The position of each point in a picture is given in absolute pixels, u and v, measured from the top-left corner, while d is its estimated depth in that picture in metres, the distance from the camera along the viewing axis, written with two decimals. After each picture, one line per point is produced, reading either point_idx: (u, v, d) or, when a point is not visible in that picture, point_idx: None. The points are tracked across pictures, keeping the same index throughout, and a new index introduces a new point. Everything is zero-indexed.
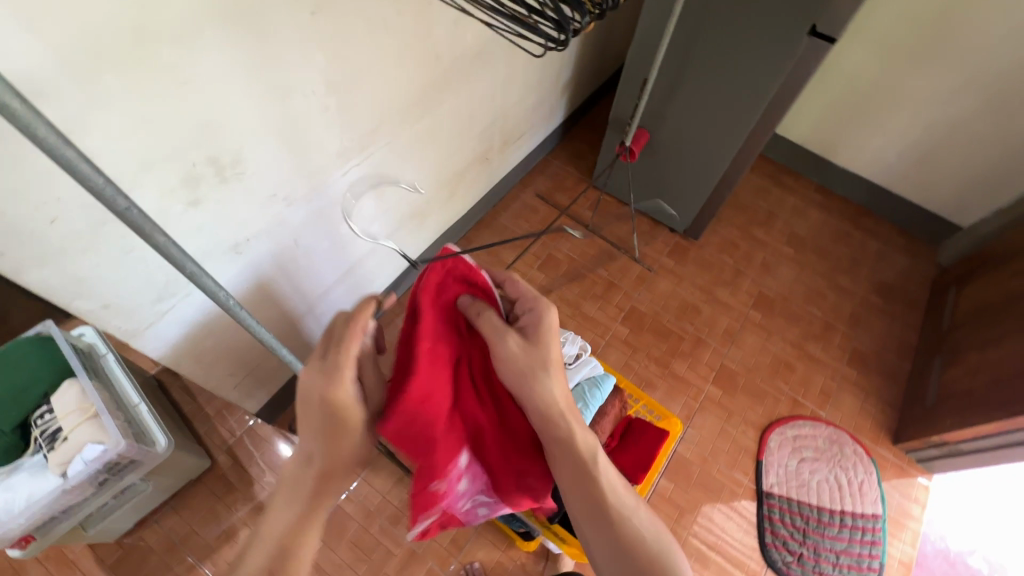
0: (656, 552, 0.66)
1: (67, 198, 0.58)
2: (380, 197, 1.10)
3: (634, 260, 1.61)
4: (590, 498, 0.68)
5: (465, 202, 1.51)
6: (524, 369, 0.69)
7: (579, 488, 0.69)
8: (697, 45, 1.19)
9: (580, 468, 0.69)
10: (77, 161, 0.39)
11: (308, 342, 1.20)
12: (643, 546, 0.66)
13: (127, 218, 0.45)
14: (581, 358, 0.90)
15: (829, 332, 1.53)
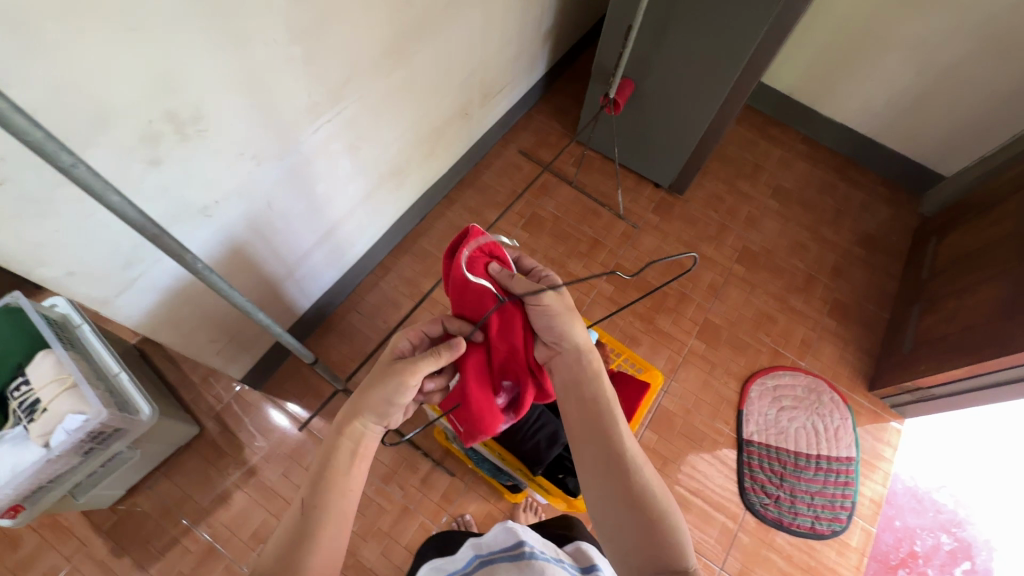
0: (662, 512, 0.60)
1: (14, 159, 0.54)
2: (356, 155, 1.06)
3: (619, 217, 1.60)
4: (602, 442, 0.63)
5: (446, 160, 1.47)
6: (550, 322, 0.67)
7: (592, 431, 0.64)
8: None
9: (593, 411, 0.65)
10: (10, 113, 0.37)
11: (289, 306, 1.19)
12: (650, 502, 0.60)
13: (75, 176, 0.45)
14: None
15: (811, 284, 1.54)
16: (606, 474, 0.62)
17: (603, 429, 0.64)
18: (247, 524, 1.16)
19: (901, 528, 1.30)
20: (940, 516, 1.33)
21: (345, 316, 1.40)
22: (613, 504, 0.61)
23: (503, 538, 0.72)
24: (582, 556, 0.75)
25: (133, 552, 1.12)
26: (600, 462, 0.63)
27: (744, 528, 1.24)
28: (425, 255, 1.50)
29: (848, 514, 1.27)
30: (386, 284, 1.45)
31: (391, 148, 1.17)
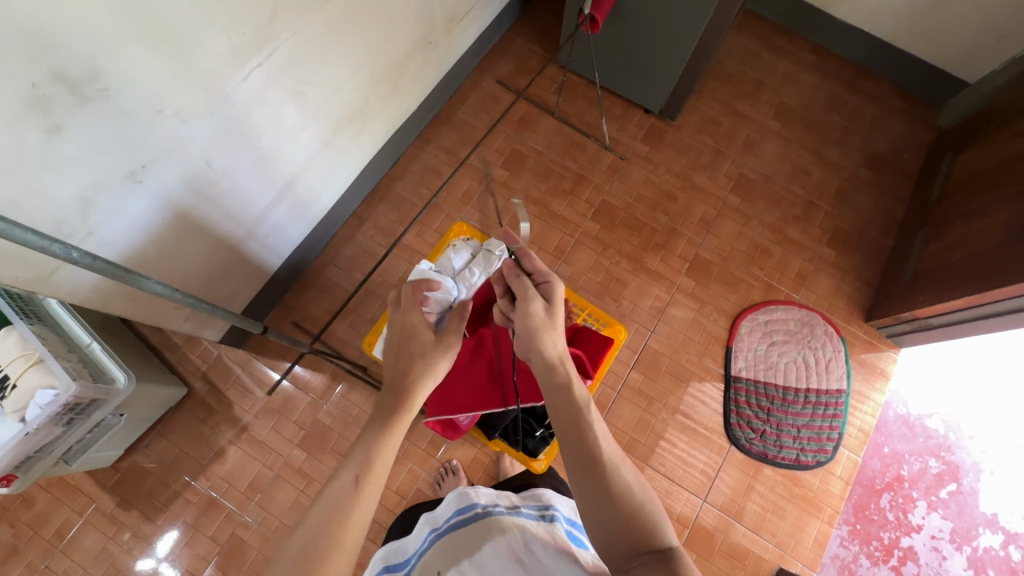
0: (639, 505, 0.58)
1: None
2: (303, 101, 0.97)
3: (606, 148, 1.49)
4: (580, 442, 0.61)
5: (414, 96, 1.36)
6: (528, 328, 0.67)
7: (571, 426, 0.62)
8: None
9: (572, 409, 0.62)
10: None
11: (256, 264, 1.15)
12: (626, 497, 0.58)
13: None
14: None
15: (811, 212, 1.45)
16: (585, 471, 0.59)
17: (579, 424, 0.62)
18: (243, 476, 1.21)
19: (888, 454, 1.32)
20: (930, 441, 1.33)
21: (321, 271, 1.36)
22: (591, 503, 0.58)
23: (455, 505, 0.79)
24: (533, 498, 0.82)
25: (139, 505, 1.18)
26: (578, 460, 0.60)
27: (728, 461, 1.26)
28: (400, 202, 1.43)
29: (834, 445, 1.28)
30: (363, 235, 1.40)
31: (344, 90, 1.07)
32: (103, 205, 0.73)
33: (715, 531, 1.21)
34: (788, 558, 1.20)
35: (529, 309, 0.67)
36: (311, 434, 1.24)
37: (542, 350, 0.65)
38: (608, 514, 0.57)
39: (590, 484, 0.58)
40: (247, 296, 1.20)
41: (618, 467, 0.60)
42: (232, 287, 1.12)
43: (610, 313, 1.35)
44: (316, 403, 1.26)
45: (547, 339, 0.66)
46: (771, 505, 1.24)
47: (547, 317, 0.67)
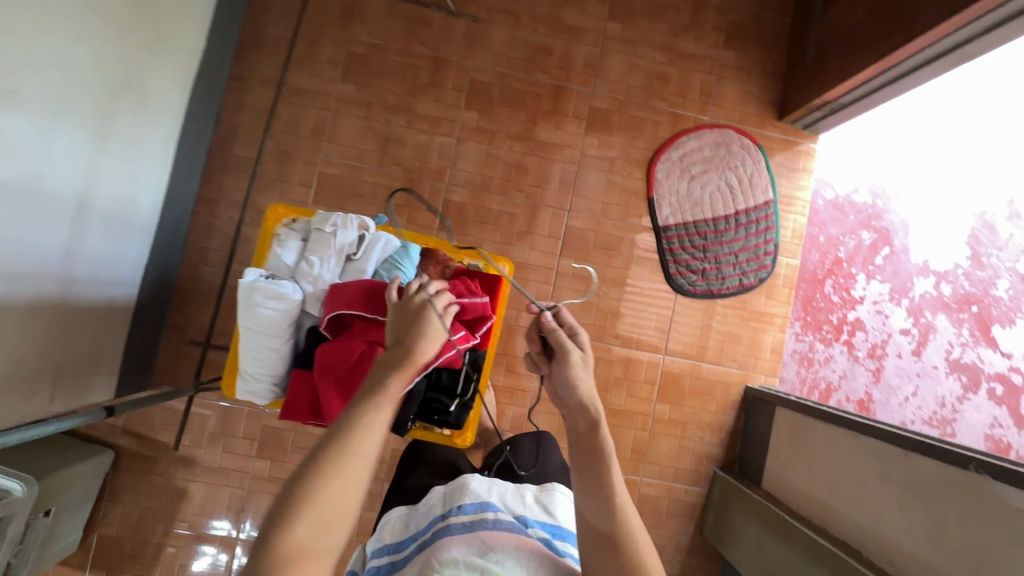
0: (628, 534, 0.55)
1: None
2: (26, 104, 0.71)
3: (454, 14, 1.23)
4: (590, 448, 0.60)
5: (194, 29, 1.05)
6: (560, 376, 0.64)
7: (588, 459, 0.59)
8: None
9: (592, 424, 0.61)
10: None
11: (99, 306, 0.97)
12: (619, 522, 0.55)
13: None
14: (368, 238, 0.72)
15: (700, 13, 1.27)
16: (598, 519, 0.56)
17: (593, 437, 0.60)
18: (218, 505, 1.17)
19: (825, 243, 1.39)
20: (860, 216, 1.39)
21: (194, 276, 1.18)
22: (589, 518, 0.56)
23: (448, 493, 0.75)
24: (544, 501, 0.75)
25: (129, 568, 1.15)
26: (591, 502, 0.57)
27: (677, 309, 1.26)
28: (246, 165, 1.20)
29: (773, 257, 1.27)
30: (221, 220, 1.19)
31: (80, 61, 0.79)
32: None
33: (681, 376, 1.25)
34: (751, 375, 1.26)
35: (566, 363, 0.64)
36: (265, 442, 1.18)
37: (576, 394, 0.62)
38: (613, 572, 0.54)
39: (601, 534, 0.55)
40: (116, 340, 1.03)
41: (630, 519, 0.56)
42: (89, 342, 0.96)
43: (521, 206, 1.23)
44: (255, 411, 1.18)
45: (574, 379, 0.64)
46: (726, 333, 1.26)
47: (584, 365, 0.65)
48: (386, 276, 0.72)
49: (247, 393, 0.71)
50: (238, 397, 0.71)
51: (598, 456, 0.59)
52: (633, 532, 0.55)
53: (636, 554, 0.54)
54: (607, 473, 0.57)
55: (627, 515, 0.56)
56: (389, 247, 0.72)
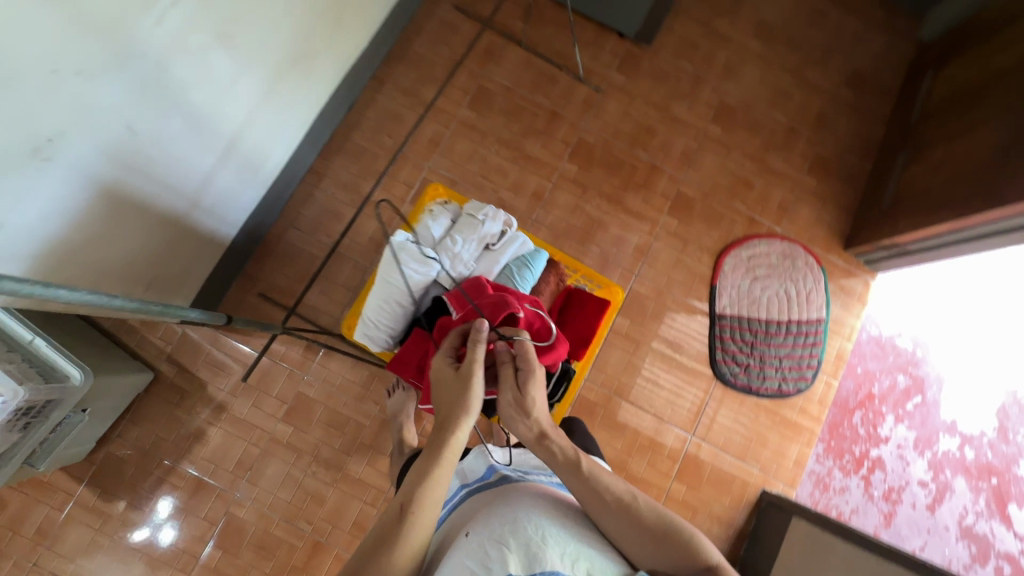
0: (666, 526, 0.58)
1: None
2: (233, 44, 0.83)
3: (579, 80, 1.37)
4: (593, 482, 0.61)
5: (362, 32, 1.20)
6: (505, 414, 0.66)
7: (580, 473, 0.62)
8: None
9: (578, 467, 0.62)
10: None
11: (205, 236, 1.04)
12: (654, 521, 0.58)
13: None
14: (508, 235, 0.84)
15: (792, 138, 1.40)
16: (615, 518, 0.58)
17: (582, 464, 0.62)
18: (229, 456, 1.17)
19: (861, 374, 1.37)
20: (899, 359, 1.39)
21: (283, 235, 1.25)
22: (620, 530, 0.58)
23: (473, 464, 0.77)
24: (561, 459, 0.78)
25: (122, 495, 1.14)
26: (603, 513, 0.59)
27: (714, 396, 1.30)
28: (360, 153, 1.30)
29: (814, 372, 1.32)
30: (323, 194, 1.28)
31: (279, 29, 0.92)
32: (6, 193, 0.61)
33: (704, 461, 1.26)
34: (770, 480, 1.27)
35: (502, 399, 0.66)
36: (294, 406, 1.20)
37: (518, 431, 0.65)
38: (646, 552, 0.57)
39: (623, 529, 0.58)
40: (203, 271, 1.10)
41: (640, 507, 0.59)
42: (184, 265, 1.02)
43: (594, 258, 1.31)
44: (294, 375, 1.21)
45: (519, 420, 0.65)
46: (754, 433, 1.29)
47: (520, 408, 0.65)
48: (516, 269, 0.83)
49: (364, 336, 0.81)
50: (356, 337, 0.81)
51: (580, 472, 0.62)
52: (643, 509, 0.58)
53: (656, 526, 0.58)
54: (596, 486, 0.60)
55: (634, 507, 0.59)
56: (523, 248, 0.83)
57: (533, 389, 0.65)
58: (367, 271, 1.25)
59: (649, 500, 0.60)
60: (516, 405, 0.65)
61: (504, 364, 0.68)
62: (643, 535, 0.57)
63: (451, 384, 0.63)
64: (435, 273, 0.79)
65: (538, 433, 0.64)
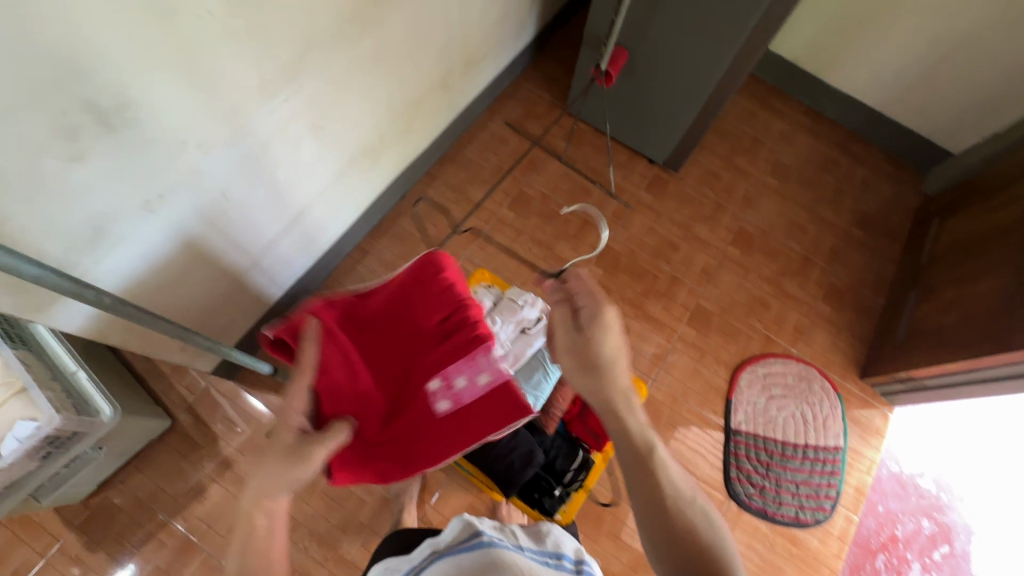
0: (708, 545, 0.56)
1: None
2: (322, 136, 0.97)
3: (611, 195, 1.51)
4: (642, 487, 0.60)
5: (425, 134, 1.37)
6: (574, 365, 0.68)
7: (636, 467, 0.61)
8: None
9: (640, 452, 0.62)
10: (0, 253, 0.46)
11: (258, 294, 1.12)
12: (696, 538, 0.56)
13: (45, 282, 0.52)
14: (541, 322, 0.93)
15: (807, 267, 1.49)
16: (659, 528, 0.58)
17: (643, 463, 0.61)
18: (224, 518, 1.14)
19: (883, 513, 1.30)
20: (922, 501, 1.33)
21: None
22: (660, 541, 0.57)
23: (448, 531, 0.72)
24: (541, 535, 0.70)
25: (107, 547, 1.10)
26: (656, 530, 0.58)
27: (728, 517, 1.24)
28: (405, 236, 1.42)
29: (832, 503, 1.27)
30: (364, 268, 1.38)
31: (360, 128, 1.07)
32: (110, 235, 0.70)
33: None
34: None
35: (573, 342, 0.67)
36: None
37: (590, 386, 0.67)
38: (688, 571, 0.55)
39: (668, 560, 0.56)
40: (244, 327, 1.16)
41: (692, 519, 0.58)
42: (230, 318, 1.08)
43: None
44: None
45: (592, 375, 0.66)
46: (770, 563, 1.22)
47: (580, 350, 0.67)
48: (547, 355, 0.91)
49: None
50: None
51: (643, 459, 0.62)
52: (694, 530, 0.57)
53: (701, 538, 0.56)
54: (655, 477, 0.60)
55: (678, 515, 0.58)
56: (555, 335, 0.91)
57: (596, 328, 0.66)
58: None
59: (699, 511, 0.59)
60: (575, 348, 0.67)
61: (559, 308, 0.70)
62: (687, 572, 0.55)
63: (274, 457, 0.68)
64: None
65: (617, 398, 0.65)
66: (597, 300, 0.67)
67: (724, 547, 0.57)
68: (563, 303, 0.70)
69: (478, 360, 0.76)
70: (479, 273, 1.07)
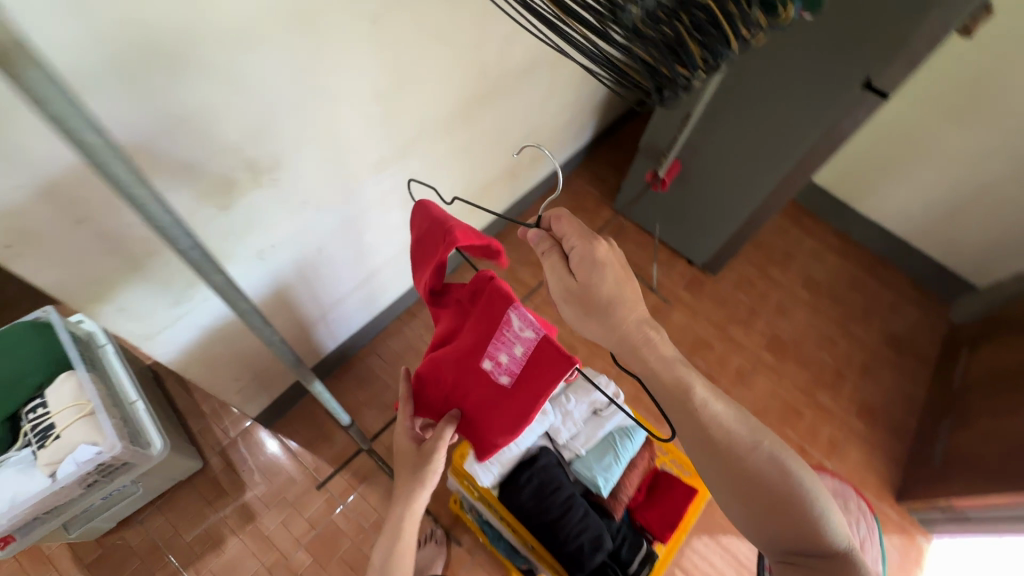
0: (782, 489, 0.58)
1: (78, 197, 0.51)
2: (409, 207, 1.07)
3: (651, 290, 1.58)
4: (701, 439, 0.59)
5: (486, 215, 1.47)
6: (582, 307, 0.60)
7: (690, 424, 0.59)
8: (738, 94, 1.15)
9: (682, 400, 0.60)
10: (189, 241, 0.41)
11: (314, 346, 1.15)
12: (768, 486, 0.58)
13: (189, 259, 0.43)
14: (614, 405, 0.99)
15: (839, 381, 1.51)
16: (729, 482, 0.59)
17: (695, 417, 0.59)
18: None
19: None
20: None
21: (367, 361, 1.36)
22: (737, 501, 0.59)
23: None
24: None
25: None
26: (726, 484, 0.59)
27: None
28: None
29: None
30: (410, 331, 1.42)
31: (438, 204, 1.16)
32: None
33: None
34: None
35: (573, 286, 0.59)
36: (320, 536, 1.15)
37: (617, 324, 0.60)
38: (770, 521, 0.58)
39: (750, 507, 0.58)
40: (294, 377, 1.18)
41: (760, 468, 0.58)
42: (286, 366, 1.10)
43: None
44: (333, 501, 1.18)
45: (608, 314, 0.60)
46: None
47: (583, 290, 0.59)
48: (618, 438, 0.95)
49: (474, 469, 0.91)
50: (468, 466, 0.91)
51: (691, 407, 0.59)
52: (761, 468, 0.58)
53: (773, 487, 0.58)
54: (703, 421, 0.59)
55: (744, 464, 0.58)
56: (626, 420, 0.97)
57: (591, 268, 0.58)
58: None
59: (760, 453, 0.59)
60: (574, 295, 0.60)
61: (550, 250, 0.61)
62: (770, 518, 0.58)
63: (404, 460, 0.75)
64: (547, 423, 0.97)
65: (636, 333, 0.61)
66: (588, 237, 0.58)
67: (791, 473, 0.58)
68: (552, 249, 0.60)
69: (503, 332, 0.57)
70: None
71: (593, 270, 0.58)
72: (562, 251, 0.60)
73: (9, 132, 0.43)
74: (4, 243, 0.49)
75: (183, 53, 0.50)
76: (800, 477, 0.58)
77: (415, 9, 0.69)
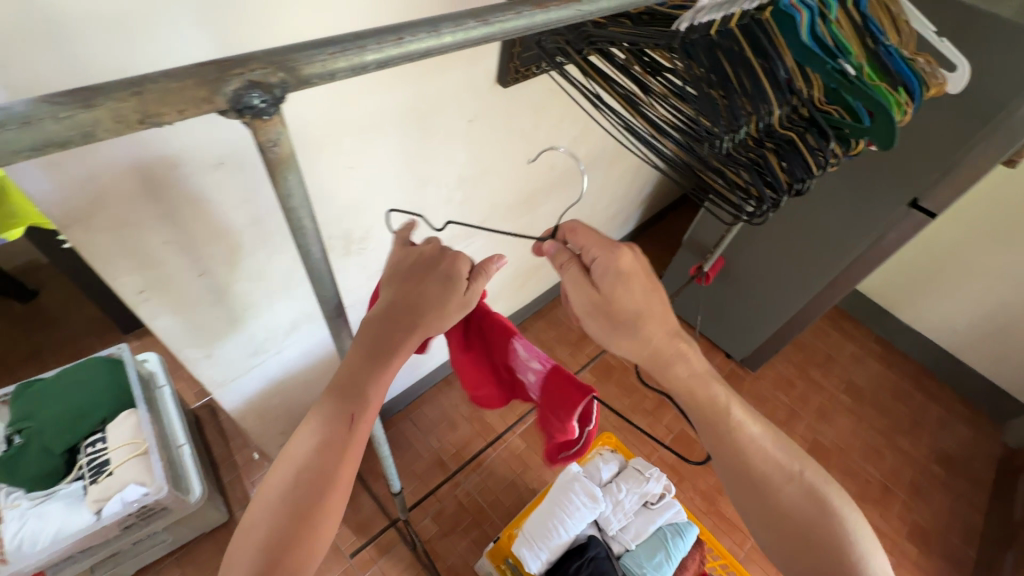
0: (824, 532, 0.54)
1: (208, 253, 0.58)
2: None
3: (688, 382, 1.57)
4: (737, 468, 0.56)
5: (530, 293, 1.52)
6: (607, 330, 0.54)
7: (728, 459, 0.56)
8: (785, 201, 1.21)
9: (728, 437, 0.55)
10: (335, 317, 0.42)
11: None
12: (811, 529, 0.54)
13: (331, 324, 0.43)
14: (665, 499, 0.99)
15: (887, 497, 1.43)
16: (768, 524, 0.55)
17: (740, 452, 0.55)
18: None
19: None
20: None
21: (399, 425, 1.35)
22: (777, 548, 0.56)
23: None
24: None
25: None
26: (761, 522, 0.56)
27: None
28: None
29: None
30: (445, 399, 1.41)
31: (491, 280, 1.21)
32: (299, 336, 0.80)
33: None
34: None
35: (600, 304, 0.53)
36: None
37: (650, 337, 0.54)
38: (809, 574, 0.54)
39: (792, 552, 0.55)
40: None
41: (805, 514, 0.54)
42: None
43: None
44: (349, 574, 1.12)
45: (641, 330, 0.54)
46: None
47: (608, 310, 0.53)
48: (669, 535, 0.95)
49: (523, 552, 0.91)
50: (516, 550, 0.91)
51: (730, 445, 0.56)
52: (799, 508, 0.54)
53: (818, 533, 0.54)
54: (739, 453, 0.55)
55: (783, 500, 0.55)
56: (678, 516, 0.96)
57: (616, 281, 0.52)
58: (459, 486, 1.26)
59: (808, 495, 0.55)
60: (598, 309, 0.53)
61: (567, 264, 0.54)
62: (809, 569, 0.53)
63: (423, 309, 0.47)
64: (599, 511, 0.96)
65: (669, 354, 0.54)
66: (609, 246, 0.53)
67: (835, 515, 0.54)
68: (571, 263, 0.54)
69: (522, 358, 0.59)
70: (605, 436, 1.12)
71: (616, 281, 0.52)
72: (581, 265, 0.54)
73: (175, 196, 0.50)
74: (139, 288, 0.55)
75: (320, 142, 0.57)
76: (842, 521, 0.54)
77: (508, 113, 0.78)
